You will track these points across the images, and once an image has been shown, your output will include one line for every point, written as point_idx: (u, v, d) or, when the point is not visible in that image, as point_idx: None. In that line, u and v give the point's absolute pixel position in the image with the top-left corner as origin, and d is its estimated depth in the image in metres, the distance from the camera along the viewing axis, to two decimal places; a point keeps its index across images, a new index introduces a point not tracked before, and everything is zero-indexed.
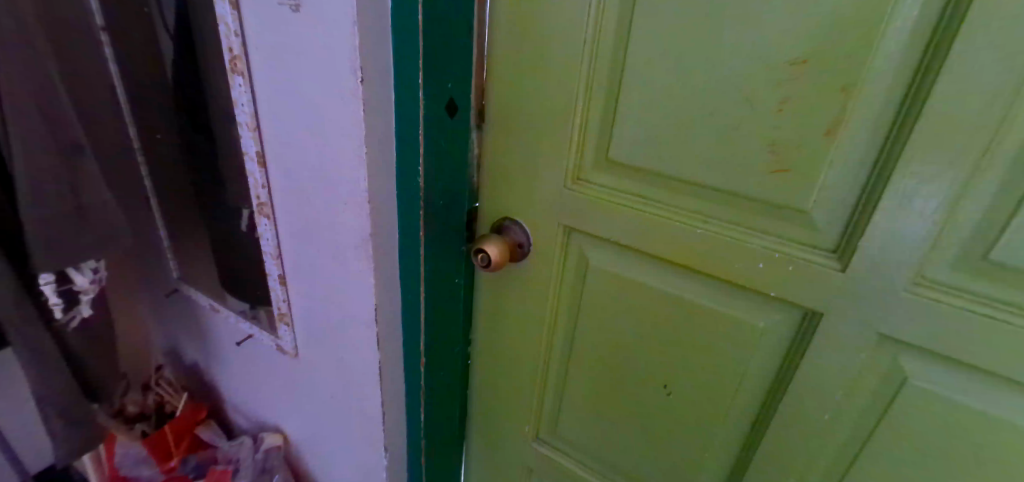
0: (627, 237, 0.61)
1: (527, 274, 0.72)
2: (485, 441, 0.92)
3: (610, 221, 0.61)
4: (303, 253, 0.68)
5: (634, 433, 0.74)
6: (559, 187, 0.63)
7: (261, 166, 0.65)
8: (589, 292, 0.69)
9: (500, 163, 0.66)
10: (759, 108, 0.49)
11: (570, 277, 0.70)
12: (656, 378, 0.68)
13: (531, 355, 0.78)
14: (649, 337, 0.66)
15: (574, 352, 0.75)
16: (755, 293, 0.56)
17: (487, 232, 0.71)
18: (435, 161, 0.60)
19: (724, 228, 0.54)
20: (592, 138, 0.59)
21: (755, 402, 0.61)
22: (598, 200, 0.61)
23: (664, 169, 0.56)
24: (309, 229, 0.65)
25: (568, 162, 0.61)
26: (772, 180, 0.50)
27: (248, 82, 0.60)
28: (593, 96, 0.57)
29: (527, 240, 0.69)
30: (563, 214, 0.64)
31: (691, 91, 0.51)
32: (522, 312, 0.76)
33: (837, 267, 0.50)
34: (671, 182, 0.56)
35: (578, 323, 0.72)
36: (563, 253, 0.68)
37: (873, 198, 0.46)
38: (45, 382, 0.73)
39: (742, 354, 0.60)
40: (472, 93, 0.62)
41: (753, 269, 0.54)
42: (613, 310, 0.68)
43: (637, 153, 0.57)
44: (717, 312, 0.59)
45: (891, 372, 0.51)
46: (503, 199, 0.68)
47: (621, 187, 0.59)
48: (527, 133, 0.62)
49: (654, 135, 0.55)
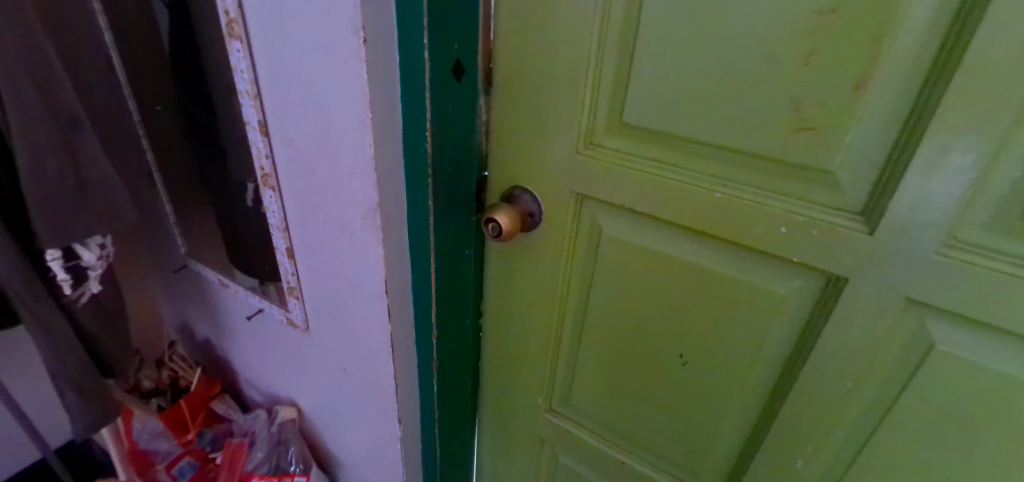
0: (641, 204, 0.59)
1: (539, 243, 0.70)
2: (497, 412, 0.92)
3: (625, 186, 0.59)
4: (311, 225, 0.67)
5: (649, 403, 0.74)
6: (570, 151, 0.61)
7: (264, 135, 0.63)
8: (602, 261, 0.67)
9: (509, 128, 0.64)
10: (782, 63, 0.46)
11: (582, 245, 0.68)
12: (671, 347, 0.67)
13: (543, 325, 0.78)
14: (664, 307, 0.65)
15: (586, 321, 0.74)
16: (775, 259, 0.54)
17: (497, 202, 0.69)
18: (443, 127, 0.58)
19: (743, 192, 0.52)
20: (605, 99, 0.57)
21: (774, 369, 0.60)
22: (611, 165, 0.59)
23: (681, 129, 0.53)
24: (315, 199, 0.64)
25: (580, 126, 0.59)
26: (796, 140, 0.48)
27: (247, 48, 0.58)
28: (605, 54, 0.54)
29: (538, 209, 0.67)
30: (575, 181, 0.62)
31: (710, 47, 0.48)
32: (533, 283, 0.75)
33: (863, 230, 0.48)
34: (689, 143, 0.54)
35: (590, 292, 0.71)
36: (575, 221, 0.66)
37: (904, 156, 0.44)
38: (59, 359, 0.74)
39: (760, 322, 0.59)
40: (479, 56, 0.60)
41: (775, 234, 0.52)
42: (627, 278, 0.66)
43: (653, 115, 0.54)
44: (735, 280, 0.58)
45: (917, 337, 0.50)
46: (513, 166, 0.66)
47: (635, 150, 0.57)
48: (537, 96, 0.60)
49: (671, 95, 0.52)
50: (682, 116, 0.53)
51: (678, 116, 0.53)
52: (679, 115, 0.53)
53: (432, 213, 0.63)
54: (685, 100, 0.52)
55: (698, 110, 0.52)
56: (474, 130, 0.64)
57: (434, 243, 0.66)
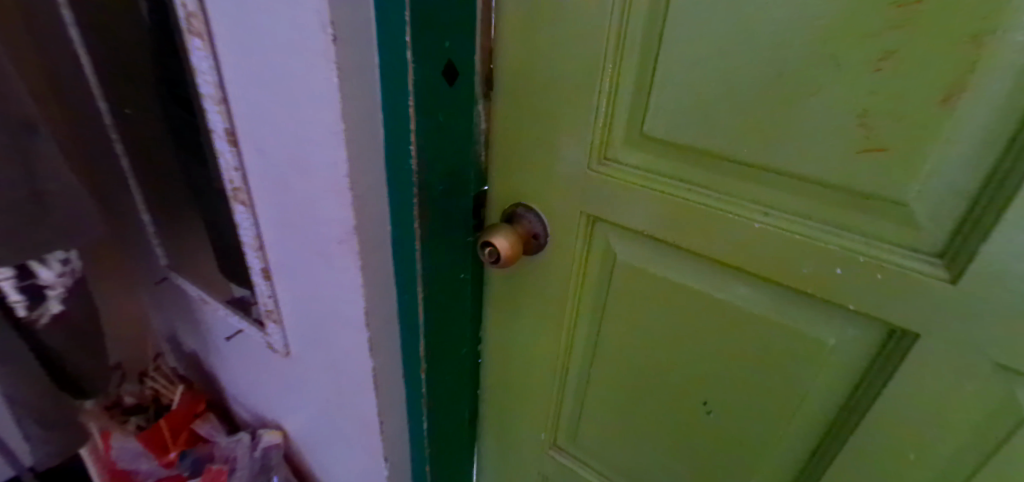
0: (664, 231, 0.50)
1: (544, 267, 0.62)
2: (498, 445, 0.84)
3: (645, 209, 0.50)
4: (287, 245, 0.59)
5: (668, 450, 0.65)
6: (581, 166, 0.52)
7: (232, 145, 0.55)
8: (617, 291, 0.59)
9: (511, 138, 0.55)
10: (846, 69, 0.37)
11: (593, 273, 0.60)
12: (693, 392, 0.59)
13: (549, 357, 0.69)
14: (687, 347, 0.56)
15: (597, 355, 0.66)
16: (824, 303, 0.45)
17: (498, 220, 0.61)
18: (433, 139, 0.50)
19: (789, 222, 0.43)
20: (623, 107, 0.48)
21: (817, 428, 0.51)
22: (629, 184, 0.50)
23: (714, 145, 0.44)
24: (291, 217, 0.56)
25: (593, 138, 0.50)
26: (859, 163, 0.39)
27: (208, 45, 0.50)
28: (624, 54, 0.45)
29: (544, 230, 0.59)
30: (586, 201, 0.54)
31: (755, 47, 0.39)
32: (538, 310, 0.66)
33: (942, 276, 0.38)
34: (724, 162, 0.45)
35: (602, 324, 0.63)
36: (586, 246, 0.58)
37: (1004, 189, 0.35)
38: (15, 385, 0.68)
39: (802, 374, 0.50)
40: (477, 55, 0.51)
41: (827, 275, 0.43)
42: (644, 312, 0.58)
43: (680, 127, 0.45)
44: (774, 324, 0.49)
45: (1005, 409, 0.40)
46: (516, 181, 0.58)
47: (658, 167, 0.49)
48: (544, 102, 0.51)
49: (703, 104, 0.43)
50: (716, 129, 0.44)
51: (711, 129, 0.44)
52: (712, 128, 0.44)
53: (420, 235, 0.55)
54: (721, 110, 0.43)
55: (736, 123, 0.43)
56: (472, 141, 0.56)
57: (423, 268, 0.58)
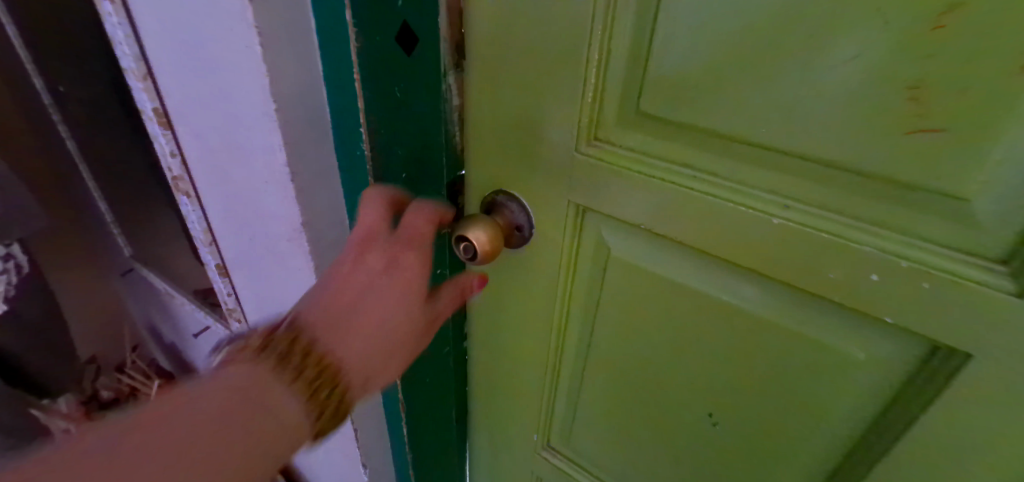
0: (664, 224, 0.43)
1: (530, 261, 0.55)
2: (488, 444, 0.79)
3: (641, 197, 0.43)
4: (238, 240, 0.52)
5: (669, 458, 0.59)
6: (568, 149, 0.45)
7: (167, 128, 0.48)
8: (611, 288, 0.52)
9: (487, 116, 0.47)
10: (898, 28, 0.29)
11: (585, 268, 0.53)
12: (697, 400, 0.52)
13: (538, 357, 0.63)
14: (690, 353, 0.50)
15: (591, 355, 0.59)
16: (853, 313, 0.38)
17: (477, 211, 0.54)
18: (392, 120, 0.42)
19: (814, 217, 0.36)
20: (616, 78, 0.40)
21: (837, 446, 0.45)
22: (623, 171, 0.43)
23: (726, 124, 0.37)
24: (238, 211, 0.49)
25: (582, 115, 0.42)
26: (908, 148, 0.31)
27: (122, 10, 0.42)
28: (617, 13, 0.37)
29: (529, 221, 0.52)
30: (574, 189, 0.47)
31: (778, 1, 0.31)
32: (526, 307, 0.60)
33: (1005, 289, 0.31)
34: (737, 145, 0.37)
35: (596, 323, 0.56)
36: (576, 239, 0.51)
37: None
38: None
39: (823, 388, 0.43)
40: (443, 18, 0.43)
41: (859, 281, 0.36)
42: (641, 313, 0.51)
43: (684, 103, 0.37)
44: (792, 333, 0.42)
45: None
46: (494, 165, 0.50)
47: (658, 150, 0.41)
48: (523, 73, 0.43)
49: (711, 74, 0.35)
50: (728, 104, 0.36)
51: (721, 105, 0.36)
52: (723, 103, 0.36)
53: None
54: (734, 80, 0.35)
55: (751, 97, 0.35)
56: (442, 121, 0.48)
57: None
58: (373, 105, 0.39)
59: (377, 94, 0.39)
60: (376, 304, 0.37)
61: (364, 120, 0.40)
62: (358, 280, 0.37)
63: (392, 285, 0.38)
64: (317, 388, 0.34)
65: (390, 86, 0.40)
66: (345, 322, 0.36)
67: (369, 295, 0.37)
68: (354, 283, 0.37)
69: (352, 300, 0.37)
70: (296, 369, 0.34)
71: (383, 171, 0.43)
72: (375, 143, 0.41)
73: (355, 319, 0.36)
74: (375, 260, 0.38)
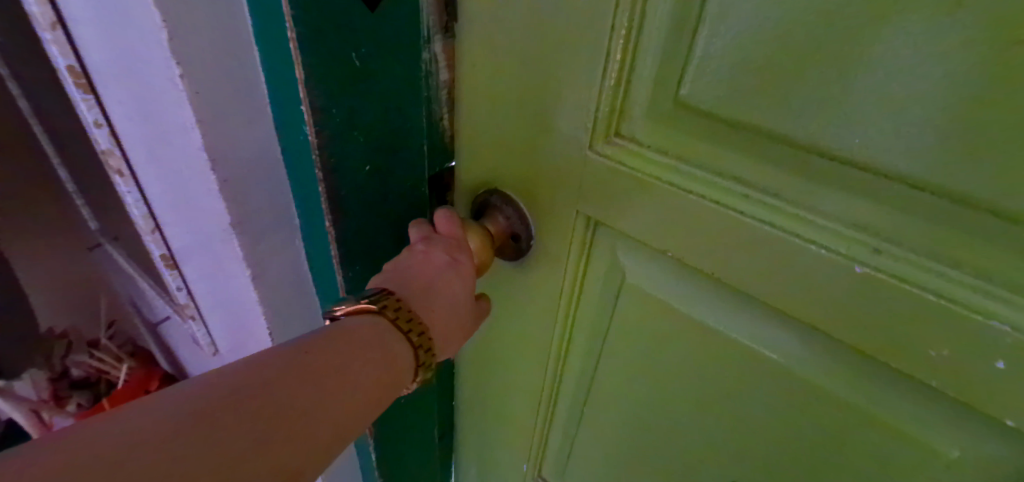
0: (701, 252, 0.33)
1: (527, 278, 0.46)
2: (471, 464, 0.71)
3: (671, 218, 0.33)
4: (180, 231, 0.44)
5: None
6: (579, 146, 0.35)
7: (89, 92, 0.39)
8: (621, 321, 0.42)
9: (480, 96, 0.37)
10: None
11: (592, 294, 0.43)
12: (718, 461, 0.43)
13: (532, 385, 0.54)
14: (717, 410, 0.40)
15: (593, 391, 0.50)
16: (955, 401, 0.28)
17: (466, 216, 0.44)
18: (348, 96, 0.32)
19: (912, 266, 0.26)
20: (649, 56, 0.29)
21: None
22: (652, 181, 0.32)
23: (795, 128, 0.26)
24: (175, 199, 0.40)
25: (600, 102, 0.32)
26: None
27: None
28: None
29: (527, 232, 0.42)
30: (585, 197, 0.36)
31: None
32: (520, 328, 0.50)
33: None
34: (807, 157, 0.27)
35: (600, 357, 0.46)
36: (584, 258, 0.41)
37: None
38: None
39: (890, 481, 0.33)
40: None
41: (972, 361, 0.26)
42: (656, 355, 0.41)
43: (741, 93, 0.27)
44: (861, 410, 0.32)
45: None
46: (486, 160, 0.40)
47: (699, 157, 0.30)
48: (526, 41, 0.33)
49: (786, 54, 0.25)
50: (802, 100, 0.25)
51: (794, 99, 0.26)
52: (797, 98, 0.25)
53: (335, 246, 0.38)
54: (820, 66, 0.24)
55: (840, 89, 0.24)
56: (427, 100, 0.37)
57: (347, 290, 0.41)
58: (321, 77, 0.30)
59: (322, 60, 0.29)
60: (449, 287, 0.36)
61: (307, 95, 0.30)
62: (430, 265, 0.36)
63: (462, 269, 0.37)
64: (415, 349, 0.33)
65: (344, 51, 0.30)
66: (427, 296, 0.35)
67: (447, 273, 0.36)
68: (426, 267, 0.36)
69: (428, 279, 0.36)
70: (400, 326, 0.32)
71: (336, 165, 0.34)
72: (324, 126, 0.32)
73: (433, 294, 0.35)
74: (441, 249, 0.37)
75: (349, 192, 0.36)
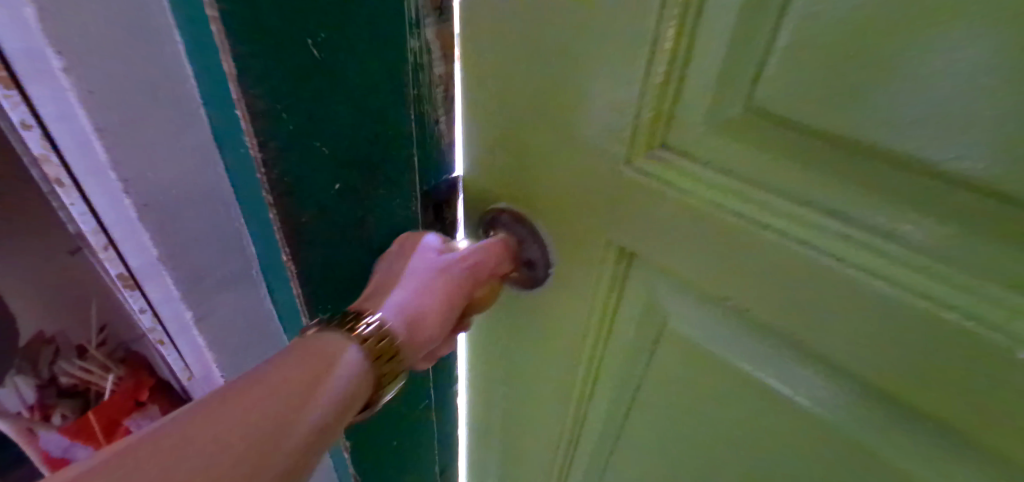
0: (773, 304, 0.25)
1: (543, 315, 0.38)
2: None
3: (735, 261, 0.25)
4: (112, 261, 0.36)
5: None
6: (611, 160, 0.27)
7: (13, 87, 0.26)
8: (656, 375, 0.34)
9: (483, 93, 0.29)
10: None
11: (620, 339, 0.35)
12: None
13: (544, 433, 0.46)
14: None
15: (616, 447, 0.42)
16: None
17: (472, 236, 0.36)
18: (297, 94, 0.25)
19: None
20: (711, 42, 0.21)
21: None
22: (710, 210, 0.24)
23: (930, 147, 0.18)
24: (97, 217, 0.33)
25: (642, 104, 0.24)
26: None
27: None
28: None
29: (546, 260, 0.34)
30: (619, 226, 0.28)
31: None
32: (532, 368, 0.42)
33: None
34: (946, 190, 0.19)
35: (627, 411, 0.38)
36: (613, 296, 0.33)
37: None
38: None
39: None
40: None
41: None
42: (700, 420, 0.33)
43: (850, 96, 0.19)
44: None
45: None
46: (495, 173, 0.32)
47: (777, 181, 0.22)
48: (545, 22, 0.25)
49: (931, 37, 0.16)
50: (949, 107, 0.17)
51: (935, 107, 0.17)
52: (941, 104, 0.17)
53: (298, 284, 0.31)
54: (987, 59, 0.16)
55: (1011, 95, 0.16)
56: (415, 100, 0.29)
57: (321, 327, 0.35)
58: (258, 70, 0.23)
59: (252, 42, 0.22)
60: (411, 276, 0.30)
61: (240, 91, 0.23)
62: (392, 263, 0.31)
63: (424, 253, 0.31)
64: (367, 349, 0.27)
65: (287, 35, 0.23)
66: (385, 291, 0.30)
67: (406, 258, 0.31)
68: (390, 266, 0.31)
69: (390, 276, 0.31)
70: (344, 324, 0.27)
71: (289, 184, 0.27)
72: (268, 140, 0.25)
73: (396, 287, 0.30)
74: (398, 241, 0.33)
75: (313, 222, 0.29)
